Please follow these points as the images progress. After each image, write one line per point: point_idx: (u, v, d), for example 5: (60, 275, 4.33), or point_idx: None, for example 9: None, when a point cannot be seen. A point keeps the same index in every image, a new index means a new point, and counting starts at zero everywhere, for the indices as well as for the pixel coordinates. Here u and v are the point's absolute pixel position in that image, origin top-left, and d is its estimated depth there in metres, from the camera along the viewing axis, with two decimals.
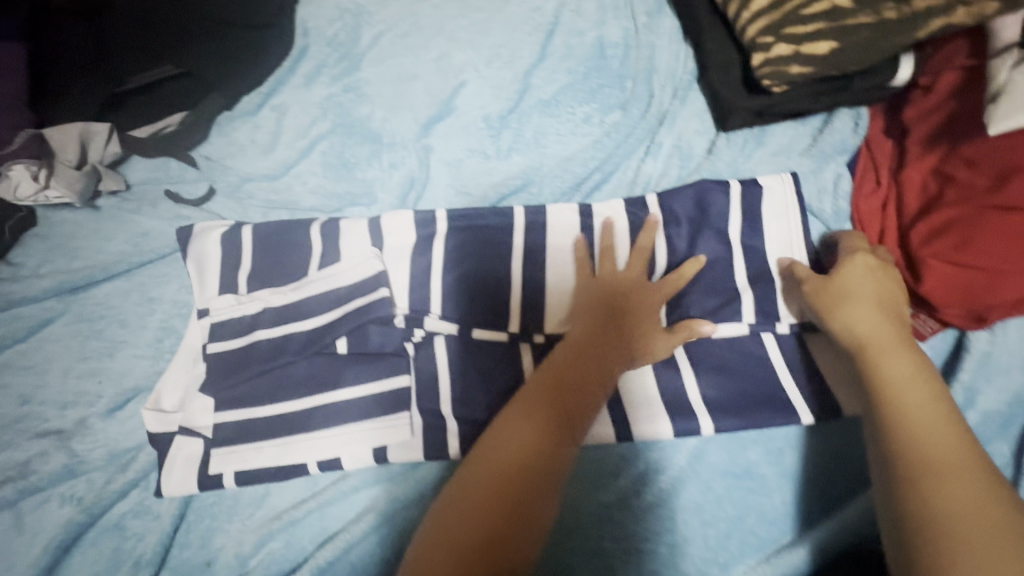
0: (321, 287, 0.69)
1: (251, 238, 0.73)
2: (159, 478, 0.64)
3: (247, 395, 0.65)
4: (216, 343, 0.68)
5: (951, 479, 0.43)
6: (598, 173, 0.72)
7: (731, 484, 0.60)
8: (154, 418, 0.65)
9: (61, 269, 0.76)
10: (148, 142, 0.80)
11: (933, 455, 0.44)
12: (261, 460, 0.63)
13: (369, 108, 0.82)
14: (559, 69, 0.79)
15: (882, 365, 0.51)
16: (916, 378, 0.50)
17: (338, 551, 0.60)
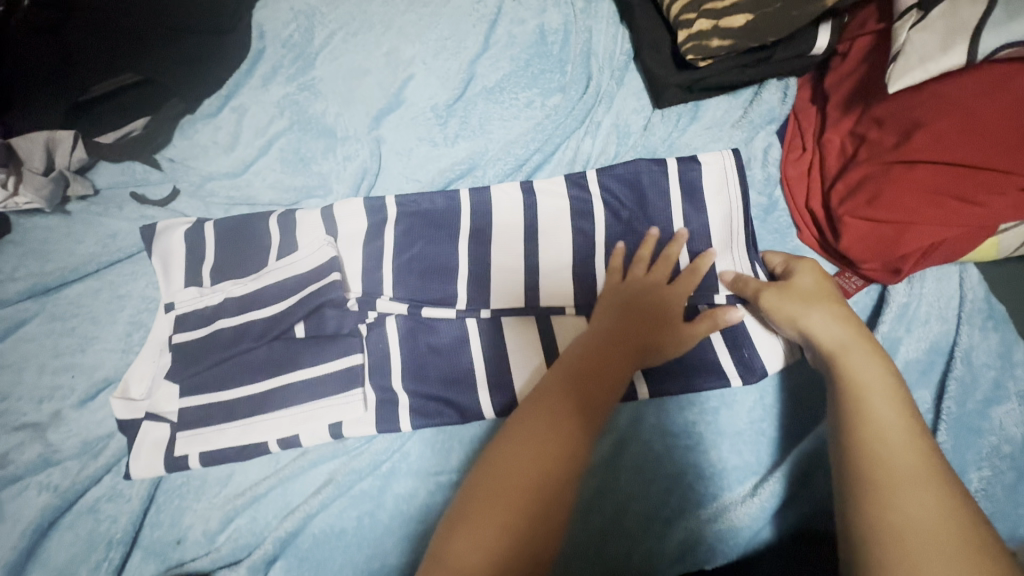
0: (279, 275, 0.71)
1: (212, 233, 0.77)
2: (128, 462, 0.67)
3: (209, 380, 0.68)
4: (180, 333, 0.71)
5: (917, 482, 0.41)
6: (539, 153, 0.74)
7: (672, 443, 0.63)
8: (121, 405, 0.68)
9: (34, 272, 0.80)
10: (114, 147, 0.84)
11: (898, 462, 0.42)
12: (223, 441, 0.66)
13: (323, 104, 0.85)
14: (502, 58, 0.81)
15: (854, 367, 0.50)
16: (893, 389, 0.48)
17: (300, 523, 0.64)
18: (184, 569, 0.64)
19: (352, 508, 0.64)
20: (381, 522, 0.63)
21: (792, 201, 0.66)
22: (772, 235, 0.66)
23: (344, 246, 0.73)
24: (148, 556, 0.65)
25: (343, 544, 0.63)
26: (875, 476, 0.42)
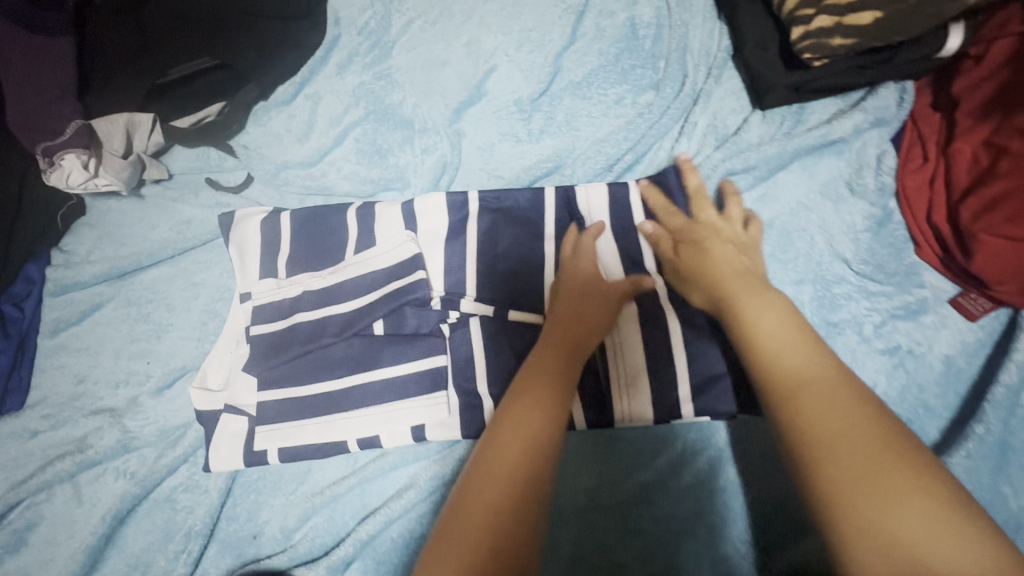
0: (356, 271, 0.68)
1: (289, 224, 0.73)
2: (207, 454, 0.66)
3: (290, 376, 0.66)
4: (258, 325, 0.68)
5: (820, 389, 0.43)
6: (631, 153, 0.71)
7: (773, 464, 0.59)
8: (200, 396, 0.67)
9: (110, 256, 0.80)
10: (189, 131, 0.83)
11: (800, 380, 0.44)
12: (302, 438, 0.64)
13: (401, 95, 0.83)
14: (590, 51, 0.78)
15: (744, 304, 0.52)
16: (780, 321, 0.49)
17: (379, 527, 0.62)
18: (260, 567, 0.63)
19: (432, 515, 0.62)
20: None
21: (909, 215, 0.62)
22: (886, 249, 0.62)
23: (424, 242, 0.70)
24: (224, 549, 0.64)
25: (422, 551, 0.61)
26: (785, 394, 0.44)
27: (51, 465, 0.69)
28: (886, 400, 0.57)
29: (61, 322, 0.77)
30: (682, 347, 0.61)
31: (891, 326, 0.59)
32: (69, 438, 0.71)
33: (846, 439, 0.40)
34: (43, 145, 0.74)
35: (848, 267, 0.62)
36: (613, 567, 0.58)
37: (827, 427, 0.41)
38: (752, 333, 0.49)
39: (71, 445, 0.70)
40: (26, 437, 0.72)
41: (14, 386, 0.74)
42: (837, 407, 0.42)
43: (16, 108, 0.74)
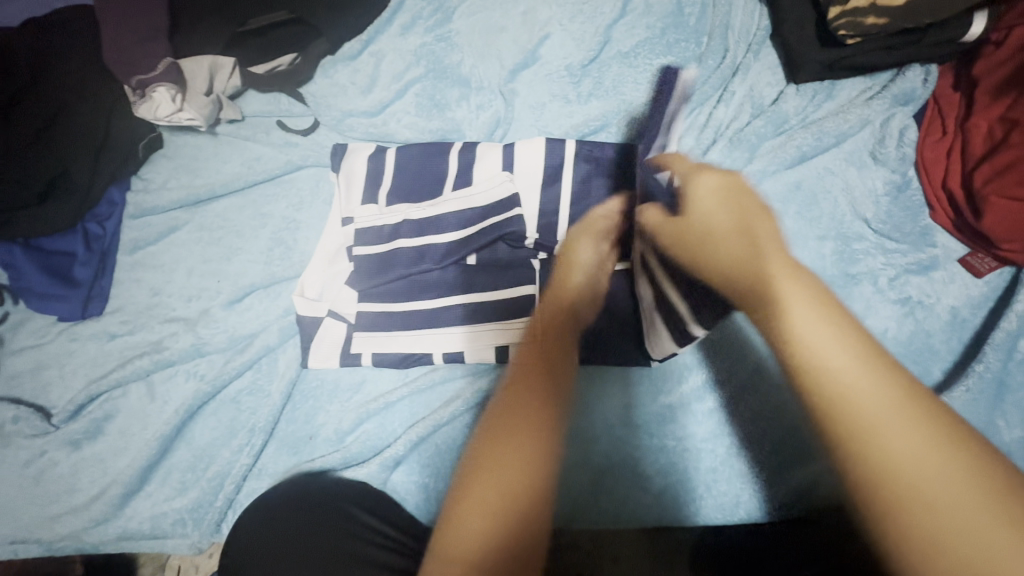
0: (457, 205, 0.73)
1: (394, 161, 0.80)
2: (305, 353, 0.73)
3: (391, 292, 0.73)
4: (361, 245, 0.74)
5: (883, 410, 0.33)
6: (673, 116, 0.77)
7: (784, 391, 0.66)
8: (303, 303, 0.73)
9: (185, 185, 0.88)
10: (263, 77, 0.89)
11: (869, 411, 0.33)
12: (395, 346, 0.71)
13: (460, 56, 0.89)
14: (638, 25, 0.84)
15: (774, 304, 0.38)
16: (846, 344, 0.35)
17: (427, 431, 0.69)
18: (314, 464, 0.70)
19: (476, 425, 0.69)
20: None
21: (927, 182, 0.68)
22: (903, 212, 0.68)
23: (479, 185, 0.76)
24: (283, 447, 0.71)
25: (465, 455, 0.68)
26: (857, 470, 0.32)
27: (128, 363, 0.76)
28: (896, 343, 0.63)
29: (140, 241, 0.85)
30: None
31: (904, 280, 0.65)
32: (146, 341, 0.78)
33: (943, 505, 0.30)
34: (137, 78, 0.82)
35: (867, 227, 0.68)
36: (638, 478, 0.65)
37: (911, 479, 0.31)
38: (798, 355, 0.36)
39: (148, 347, 0.77)
40: (105, 339, 0.79)
41: (96, 294, 0.81)
42: (918, 448, 0.32)
43: (117, 44, 0.83)
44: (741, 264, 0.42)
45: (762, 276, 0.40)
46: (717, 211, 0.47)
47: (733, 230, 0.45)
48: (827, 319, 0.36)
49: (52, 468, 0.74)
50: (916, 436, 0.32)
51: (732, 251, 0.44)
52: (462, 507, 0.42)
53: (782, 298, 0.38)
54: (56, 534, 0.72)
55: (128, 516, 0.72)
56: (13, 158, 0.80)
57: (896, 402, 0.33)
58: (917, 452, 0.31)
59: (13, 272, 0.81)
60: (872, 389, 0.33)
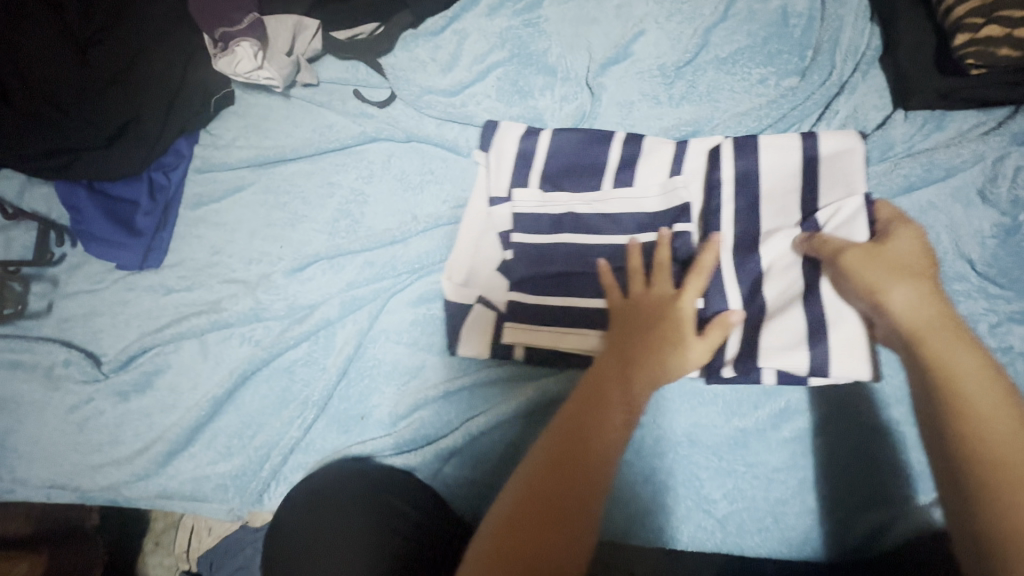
0: (625, 203, 0.67)
1: (547, 145, 0.74)
2: (455, 339, 0.69)
3: (547, 287, 0.67)
4: (519, 234, 0.70)
5: (988, 394, 0.42)
6: (771, 130, 0.74)
7: (852, 434, 0.62)
8: (452, 288, 0.70)
9: (254, 145, 0.86)
10: (344, 44, 0.87)
11: (1010, 464, 0.38)
12: (543, 342, 0.67)
13: (548, 44, 0.86)
14: (739, 31, 0.81)
15: (939, 349, 0.45)
16: (985, 380, 0.42)
17: (486, 426, 0.67)
18: (364, 447, 0.68)
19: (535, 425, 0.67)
20: None
21: None
22: (1010, 257, 0.65)
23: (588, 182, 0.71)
24: (333, 424, 0.70)
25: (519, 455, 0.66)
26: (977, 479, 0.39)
27: (184, 320, 0.75)
28: None
29: (204, 197, 0.83)
30: None
31: (1006, 328, 0.62)
32: (203, 300, 0.76)
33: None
34: (221, 31, 0.80)
35: (971, 267, 0.65)
36: (703, 500, 0.63)
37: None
38: (951, 375, 0.43)
39: (206, 305, 0.76)
40: (161, 293, 0.78)
41: (156, 245, 0.80)
42: None
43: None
44: (915, 309, 0.48)
45: (939, 325, 0.46)
46: (908, 262, 0.52)
47: (905, 282, 0.49)
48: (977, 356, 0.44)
49: (97, 417, 0.73)
50: (1013, 426, 0.40)
51: (908, 298, 0.48)
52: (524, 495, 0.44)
53: (949, 347, 0.45)
54: (96, 484, 0.71)
55: (170, 475, 0.70)
56: (91, 99, 0.79)
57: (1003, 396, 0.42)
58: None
59: (75, 214, 0.81)
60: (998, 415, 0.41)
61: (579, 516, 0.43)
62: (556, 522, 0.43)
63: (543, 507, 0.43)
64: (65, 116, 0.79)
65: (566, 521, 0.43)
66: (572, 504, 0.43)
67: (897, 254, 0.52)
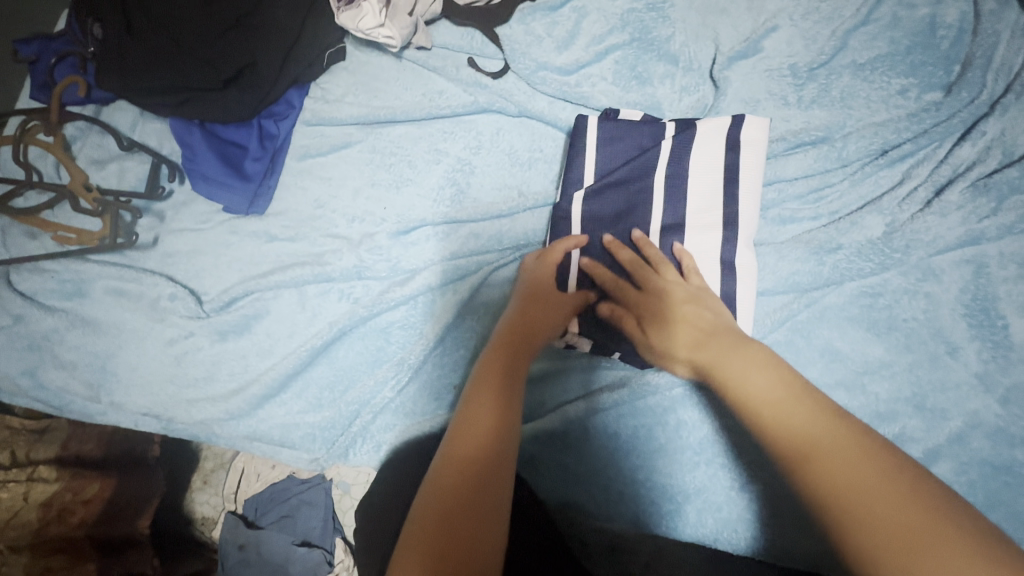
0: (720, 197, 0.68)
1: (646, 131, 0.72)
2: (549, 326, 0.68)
3: None
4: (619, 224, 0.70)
5: (833, 457, 0.39)
6: (911, 144, 0.70)
7: (967, 472, 0.59)
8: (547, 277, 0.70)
9: (364, 103, 0.85)
10: (462, 9, 0.86)
11: (809, 439, 0.41)
12: None
13: (671, 30, 0.83)
14: (880, 37, 0.77)
15: (730, 363, 0.50)
16: (775, 383, 0.46)
17: (581, 414, 0.67)
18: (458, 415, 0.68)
19: (628, 417, 0.66)
20: (657, 440, 0.65)
21: None
22: None
23: (696, 180, 0.68)
24: (425, 390, 0.70)
25: (611, 446, 0.65)
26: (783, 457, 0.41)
27: (287, 270, 0.75)
28: None
29: (311, 150, 0.83)
30: (918, 340, 0.63)
31: None
32: (305, 252, 0.77)
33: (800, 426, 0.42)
34: None
35: None
36: (801, 517, 0.61)
37: (857, 501, 0.36)
38: (741, 386, 0.47)
39: (308, 258, 0.76)
40: (263, 240, 0.78)
41: (262, 192, 0.80)
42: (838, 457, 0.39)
43: None
44: (698, 334, 0.55)
45: (721, 342, 0.53)
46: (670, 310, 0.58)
47: (741, 351, 0.51)
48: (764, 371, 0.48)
49: (195, 353, 0.74)
50: (808, 421, 0.42)
51: (687, 332, 0.56)
52: (445, 460, 0.45)
53: (734, 356, 0.51)
54: (190, 418, 0.72)
55: (261, 418, 0.72)
56: (212, 40, 0.80)
57: (822, 425, 0.41)
58: (822, 439, 0.40)
59: (188, 152, 0.82)
60: (786, 404, 0.44)
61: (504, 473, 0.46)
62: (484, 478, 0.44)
63: (464, 468, 0.44)
64: (188, 55, 0.79)
65: (476, 481, 0.44)
66: (491, 449, 0.46)
67: (680, 308, 0.58)
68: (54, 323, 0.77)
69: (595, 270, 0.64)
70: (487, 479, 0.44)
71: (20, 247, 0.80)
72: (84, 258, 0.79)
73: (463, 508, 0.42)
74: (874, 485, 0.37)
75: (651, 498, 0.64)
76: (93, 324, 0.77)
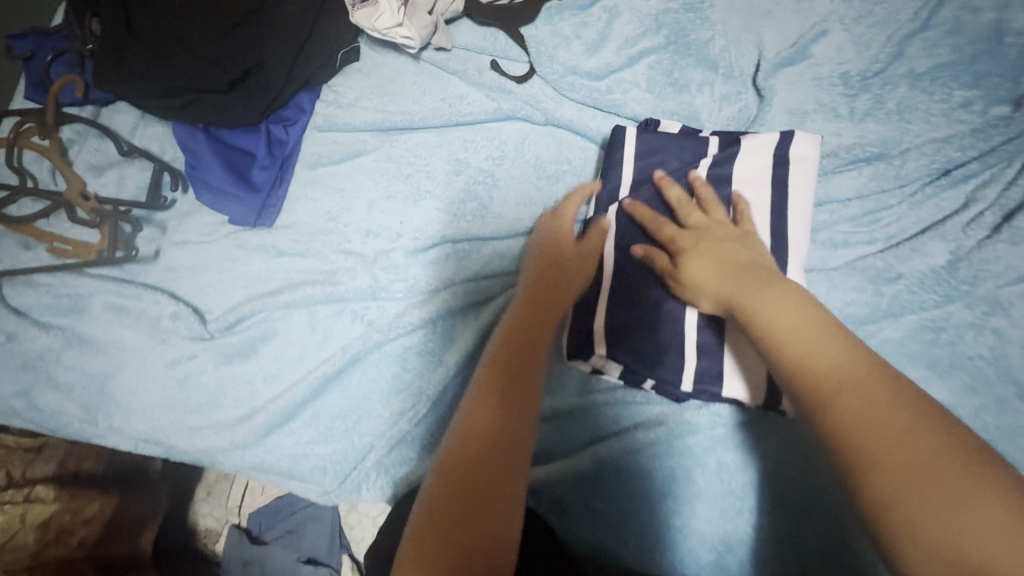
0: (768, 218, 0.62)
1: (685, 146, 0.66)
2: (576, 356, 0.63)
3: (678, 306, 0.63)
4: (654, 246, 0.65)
5: (860, 395, 0.35)
6: (976, 163, 0.64)
7: None
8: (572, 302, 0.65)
9: (379, 108, 0.80)
10: (485, 8, 0.80)
11: (832, 377, 0.37)
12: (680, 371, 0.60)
13: (711, 33, 0.77)
14: (941, 44, 0.71)
15: (758, 301, 0.47)
16: (804, 323, 0.42)
17: (611, 453, 0.62)
18: None
19: (663, 458, 0.61)
20: (696, 484, 0.59)
21: None
22: None
23: (741, 200, 0.63)
24: (444, 422, 0.65)
25: (644, 489, 0.60)
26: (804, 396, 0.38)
27: (296, 288, 0.70)
28: None
29: (322, 158, 0.78)
30: (988, 382, 0.57)
31: None
32: (315, 269, 0.72)
33: (827, 365, 0.38)
34: None
35: None
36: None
37: (875, 436, 0.33)
38: (769, 326, 0.44)
39: (319, 276, 0.71)
40: (271, 255, 0.73)
41: (270, 204, 0.75)
42: (868, 397, 0.35)
43: None
44: (726, 272, 0.52)
45: (750, 280, 0.50)
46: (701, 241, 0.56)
47: (771, 289, 0.47)
48: (796, 311, 0.44)
49: (198, 376, 0.69)
50: (836, 360, 0.38)
51: (716, 268, 0.53)
52: (455, 443, 0.44)
53: (762, 293, 0.47)
54: (192, 446, 0.68)
55: (268, 448, 0.67)
56: (217, 37, 0.74)
57: (855, 367, 0.38)
58: (850, 377, 0.37)
59: (191, 159, 0.76)
60: (816, 343, 0.40)
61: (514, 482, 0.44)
62: (495, 469, 0.42)
63: (471, 451, 0.43)
64: (191, 55, 0.74)
65: (485, 465, 0.42)
66: (499, 437, 0.44)
67: (716, 244, 0.55)
68: (49, 342, 0.72)
69: (636, 210, 0.62)
70: (497, 461, 0.42)
71: (13, 258, 0.75)
72: (81, 272, 0.74)
73: (468, 492, 0.41)
74: (899, 424, 0.33)
75: (686, 548, 0.58)
76: (90, 343, 0.72)
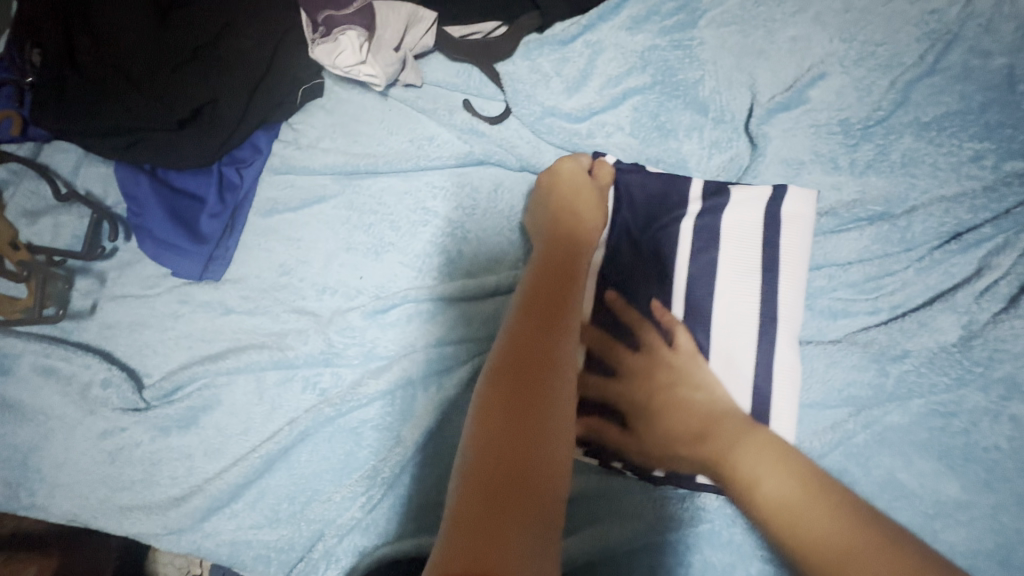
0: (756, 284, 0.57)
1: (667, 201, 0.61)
2: None
3: None
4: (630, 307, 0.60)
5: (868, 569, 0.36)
6: (989, 226, 0.59)
7: None
8: None
9: (342, 149, 0.74)
10: (457, 43, 0.74)
11: (835, 550, 0.38)
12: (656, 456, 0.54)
13: (700, 72, 0.71)
14: (948, 91, 0.65)
15: (737, 452, 0.46)
16: (788, 482, 0.43)
17: (583, 549, 0.55)
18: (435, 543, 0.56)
19: (641, 555, 0.54)
20: None
21: None
22: None
23: (725, 264, 0.58)
24: (401, 508, 0.58)
25: None
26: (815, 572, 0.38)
27: (242, 352, 0.64)
28: None
29: (279, 204, 0.72)
30: (1004, 478, 0.51)
31: None
32: (266, 330, 0.66)
33: (822, 533, 0.39)
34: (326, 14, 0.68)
35: None
36: None
37: None
38: (749, 482, 0.44)
39: (269, 338, 0.65)
40: (217, 312, 0.67)
41: (218, 255, 0.69)
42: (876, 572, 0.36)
43: None
44: (693, 419, 0.51)
45: (718, 432, 0.49)
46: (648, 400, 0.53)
47: (743, 437, 0.47)
48: (774, 463, 0.45)
49: (133, 449, 0.63)
50: (830, 524, 0.40)
51: (684, 418, 0.51)
52: (472, 477, 0.38)
53: (733, 443, 0.47)
54: (122, 529, 0.61)
55: (205, 533, 0.60)
56: (164, 72, 0.67)
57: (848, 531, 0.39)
58: (848, 546, 0.38)
59: (133, 205, 0.70)
60: (804, 504, 0.41)
61: (547, 491, 0.38)
62: (516, 507, 0.36)
63: (492, 485, 0.37)
64: (135, 91, 0.67)
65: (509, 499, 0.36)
66: (520, 465, 0.38)
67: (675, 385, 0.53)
68: None
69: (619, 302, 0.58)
70: (524, 495, 0.37)
71: None
72: (8, 331, 0.67)
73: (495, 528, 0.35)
74: None
75: None
76: (16, 410, 0.65)
